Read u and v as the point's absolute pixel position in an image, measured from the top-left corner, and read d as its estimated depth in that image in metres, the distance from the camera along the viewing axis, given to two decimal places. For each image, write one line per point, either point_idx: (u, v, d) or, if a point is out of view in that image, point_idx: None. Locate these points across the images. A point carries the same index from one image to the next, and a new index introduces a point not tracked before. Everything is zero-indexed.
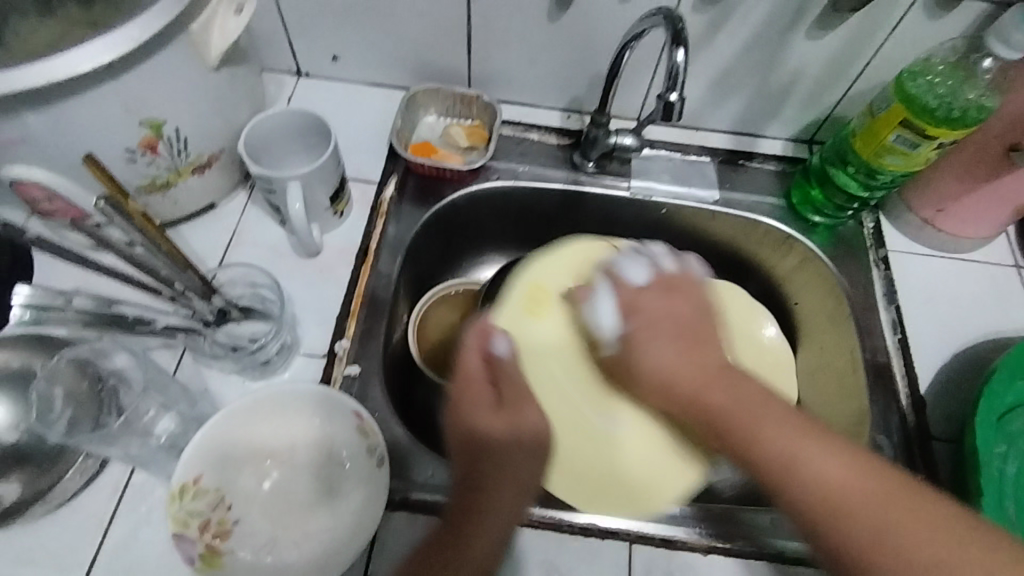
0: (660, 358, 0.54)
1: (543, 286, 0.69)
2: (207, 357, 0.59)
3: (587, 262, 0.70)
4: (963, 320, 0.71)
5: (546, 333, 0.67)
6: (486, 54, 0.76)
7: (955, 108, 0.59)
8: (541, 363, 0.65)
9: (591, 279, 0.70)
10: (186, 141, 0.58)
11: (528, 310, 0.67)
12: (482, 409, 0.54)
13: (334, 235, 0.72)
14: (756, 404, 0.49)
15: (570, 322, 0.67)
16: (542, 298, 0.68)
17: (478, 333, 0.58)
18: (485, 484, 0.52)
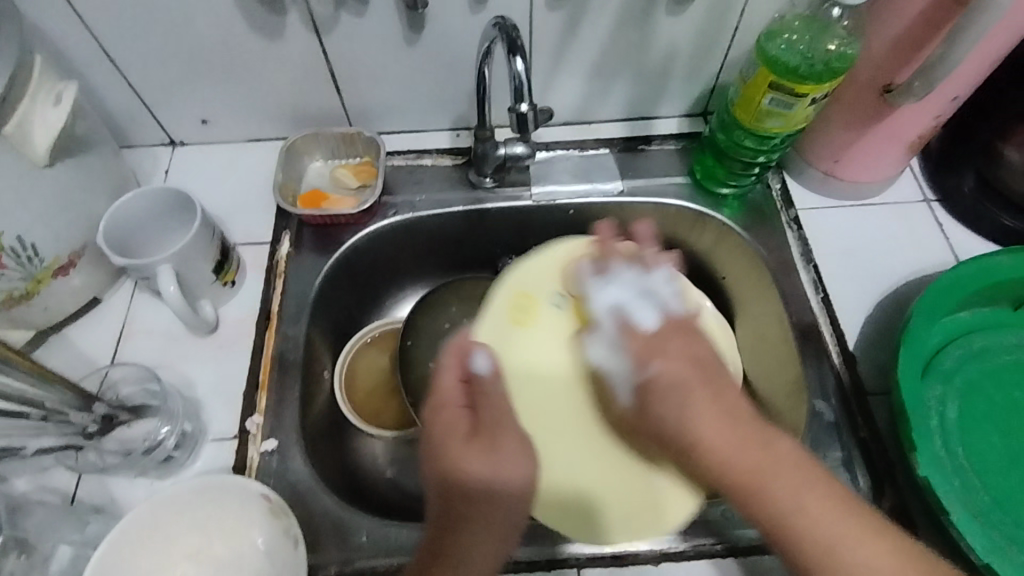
0: (703, 448, 0.46)
1: (531, 294, 0.62)
2: (100, 470, 0.57)
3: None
4: (883, 266, 0.69)
5: (557, 345, 0.60)
6: (357, 89, 0.73)
7: (818, 63, 0.58)
8: (538, 374, 0.59)
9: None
10: (34, 247, 0.55)
11: (516, 320, 0.61)
12: (456, 439, 0.47)
13: (231, 306, 0.68)
14: (798, 469, 0.44)
15: (557, 335, 0.60)
16: (532, 307, 0.62)
17: (454, 357, 0.52)
18: (460, 524, 0.47)
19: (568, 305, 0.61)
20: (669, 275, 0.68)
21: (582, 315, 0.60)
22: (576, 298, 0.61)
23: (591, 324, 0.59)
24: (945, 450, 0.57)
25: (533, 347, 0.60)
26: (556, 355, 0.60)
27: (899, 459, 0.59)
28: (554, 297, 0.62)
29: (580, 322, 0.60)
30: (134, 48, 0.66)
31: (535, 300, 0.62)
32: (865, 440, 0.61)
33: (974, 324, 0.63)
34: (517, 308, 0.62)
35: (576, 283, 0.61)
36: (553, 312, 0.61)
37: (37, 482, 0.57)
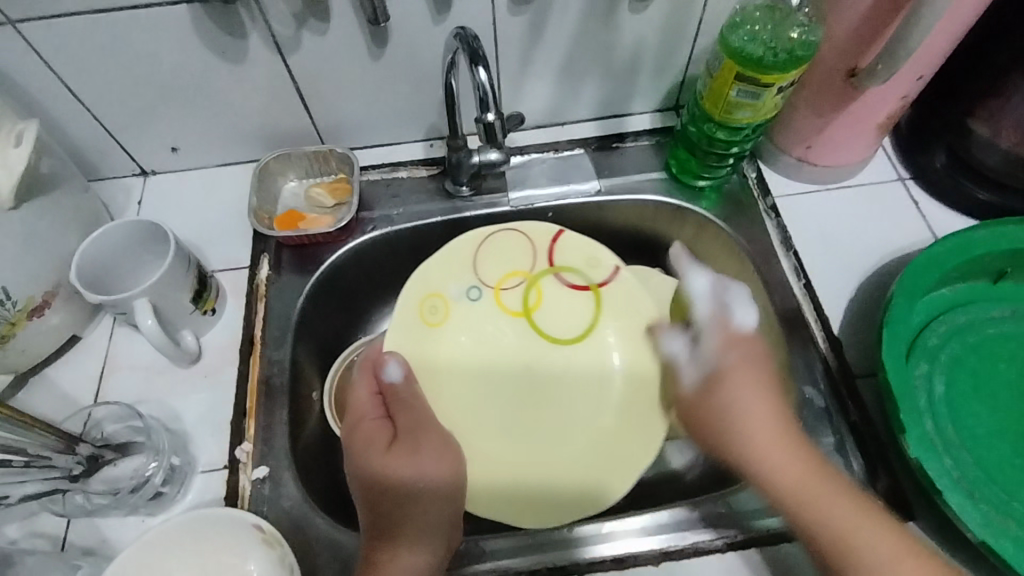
0: (761, 452, 0.55)
1: (438, 295, 0.72)
2: (88, 511, 0.56)
3: (512, 261, 0.73)
4: (863, 248, 0.70)
5: (451, 340, 0.71)
6: (326, 106, 0.72)
7: (781, 52, 0.58)
8: (469, 362, 0.71)
9: (519, 276, 0.74)
10: (5, 289, 0.55)
11: (425, 321, 0.71)
12: (378, 450, 0.57)
13: (213, 334, 0.68)
14: (835, 491, 0.51)
15: (484, 325, 0.72)
16: (440, 308, 0.72)
17: (367, 371, 0.63)
18: (393, 521, 0.54)
19: (483, 296, 0.73)
20: (592, 252, 0.73)
21: (507, 305, 0.73)
22: (500, 289, 0.73)
23: (522, 317, 0.73)
24: (933, 427, 0.57)
25: (450, 336, 0.72)
26: (481, 347, 0.71)
27: (890, 440, 0.59)
28: (471, 290, 0.73)
29: (507, 311, 0.73)
30: (96, 81, 0.65)
31: (446, 298, 0.72)
32: (855, 422, 0.61)
33: (956, 299, 0.63)
34: (423, 307, 0.71)
35: (489, 278, 0.73)
36: (470, 304, 0.73)
37: (26, 527, 0.56)
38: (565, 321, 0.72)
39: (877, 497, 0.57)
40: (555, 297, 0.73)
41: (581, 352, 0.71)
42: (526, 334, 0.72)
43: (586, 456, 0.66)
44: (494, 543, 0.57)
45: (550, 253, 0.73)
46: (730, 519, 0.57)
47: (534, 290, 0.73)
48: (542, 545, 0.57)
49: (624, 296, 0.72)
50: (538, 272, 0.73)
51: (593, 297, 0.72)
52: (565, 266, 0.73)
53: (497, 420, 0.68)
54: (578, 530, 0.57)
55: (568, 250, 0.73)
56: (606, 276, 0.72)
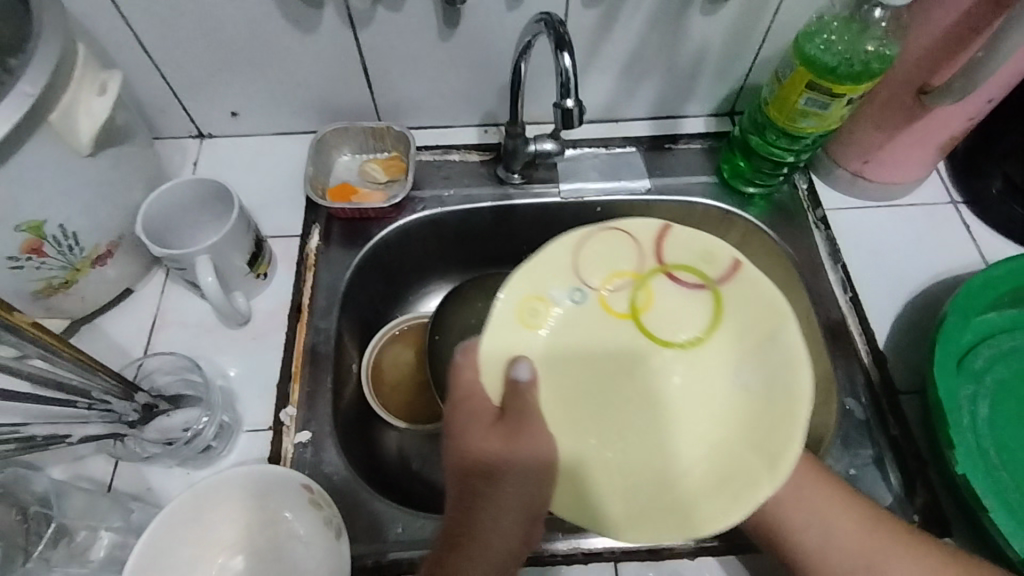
0: None
1: (541, 293, 0.49)
2: (139, 459, 0.58)
3: (617, 258, 0.50)
4: (909, 267, 0.70)
5: (540, 356, 0.48)
6: (388, 83, 0.73)
7: (856, 63, 0.58)
8: (556, 385, 0.47)
9: (627, 276, 0.50)
10: (75, 235, 0.56)
11: (523, 322, 0.48)
12: (479, 426, 0.44)
13: (263, 298, 0.68)
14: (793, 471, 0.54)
15: (582, 337, 0.49)
16: (542, 312, 0.48)
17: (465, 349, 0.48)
18: (483, 505, 0.44)
19: (589, 300, 0.49)
20: (712, 243, 0.51)
21: (610, 308, 0.49)
22: (606, 290, 0.50)
23: (628, 322, 0.49)
24: (979, 447, 0.58)
25: (538, 356, 0.48)
26: (573, 363, 0.48)
27: (930, 457, 0.60)
28: (572, 291, 0.49)
29: (607, 315, 0.49)
30: (170, 40, 0.66)
31: (546, 300, 0.49)
32: (896, 437, 0.61)
33: (1004, 325, 0.64)
34: (522, 309, 0.48)
35: (598, 277, 0.50)
36: (568, 312, 0.49)
37: (72, 471, 0.57)
38: (682, 327, 0.49)
39: (913, 511, 0.58)
40: (670, 298, 0.50)
41: (694, 369, 0.48)
42: (626, 344, 0.49)
43: (643, 504, 0.44)
44: None
45: (658, 247, 0.51)
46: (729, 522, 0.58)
47: (646, 288, 0.50)
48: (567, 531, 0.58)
49: (749, 294, 0.49)
50: (648, 271, 0.50)
51: (712, 300, 0.49)
52: (677, 263, 0.50)
53: (574, 494, 0.45)
54: None
55: (680, 242, 0.50)
56: (725, 274, 0.50)
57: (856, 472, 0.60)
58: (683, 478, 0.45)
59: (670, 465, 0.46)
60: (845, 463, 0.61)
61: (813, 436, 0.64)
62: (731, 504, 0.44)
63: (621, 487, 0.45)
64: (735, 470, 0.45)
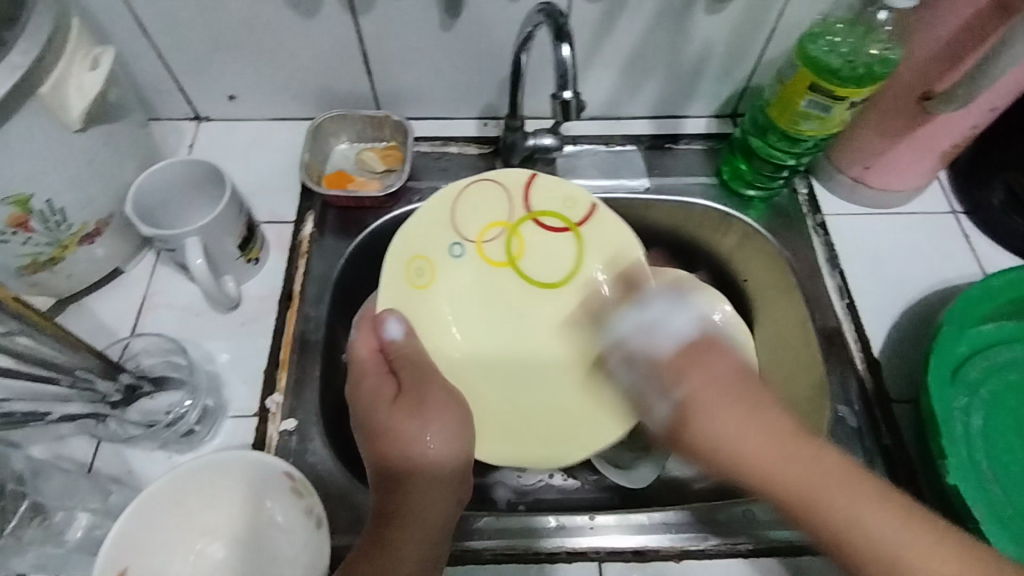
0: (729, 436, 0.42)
1: (426, 254, 0.63)
2: (121, 441, 0.57)
3: (491, 212, 0.64)
4: (908, 275, 0.70)
5: (440, 302, 0.63)
6: (388, 72, 0.72)
7: (859, 66, 0.58)
8: (462, 327, 0.64)
9: (499, 226, 0.65)
10: (63, 211, 0.55)
11: (413, 284, 0.62)
12: (382, 404, 0.51)
13: (252, 284, 0.68)
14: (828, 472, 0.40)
15: (476, 283, 0.65)
16: (429, 269, 0.63)
17: (367, 337, 0.56)
18: (406, 486, 0.49)
19: (467, 252, 0.64)
20: (570, 192, 0.64)
21: (490, 257, 0.65)
22: (483, 242, 0.64)
23: (507, 267, 0.65)
24: (972, 461, 0.58)
25: (439, 305, 0.63)
26: (472, 303, 0.64)
27: (922, 467, 0.59)
28: (451, 246, 0.64)
29: (491, 263, 0.65)
30: (168, 19, 0.65)
31: (433, 258, 0.63)
32: (888, 446, 0.61)
33: (1001, 336, 0.63)
34: (408, 271, 0.62)
35: (471, 231, 0.64)
36: (454, 263, 0.64)
37: (52, 451, 0.57)
38: (554, 266, 0.65)
39: None
40: (537, 241, 0.65)
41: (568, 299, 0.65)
42: (514, 285, 0.65)
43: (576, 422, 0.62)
44: (515, 523, 0.57)
45: (525, 197, 0.64)
46: (717, 525, 0.57)
47: (517, 238, 0.65)
48: (550, 529, 0.57)
49: (606, 231, 0.64)
50: (516, 220, 0.65)
51: (573, 237, 0.64)
52: (545, 212, 0.64)
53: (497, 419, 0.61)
54: (599, 519, 0.57)
55: (542, 196, 0.64)
56: (583, 215, 0.64)
57: None
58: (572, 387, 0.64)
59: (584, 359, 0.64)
60: None
61: None
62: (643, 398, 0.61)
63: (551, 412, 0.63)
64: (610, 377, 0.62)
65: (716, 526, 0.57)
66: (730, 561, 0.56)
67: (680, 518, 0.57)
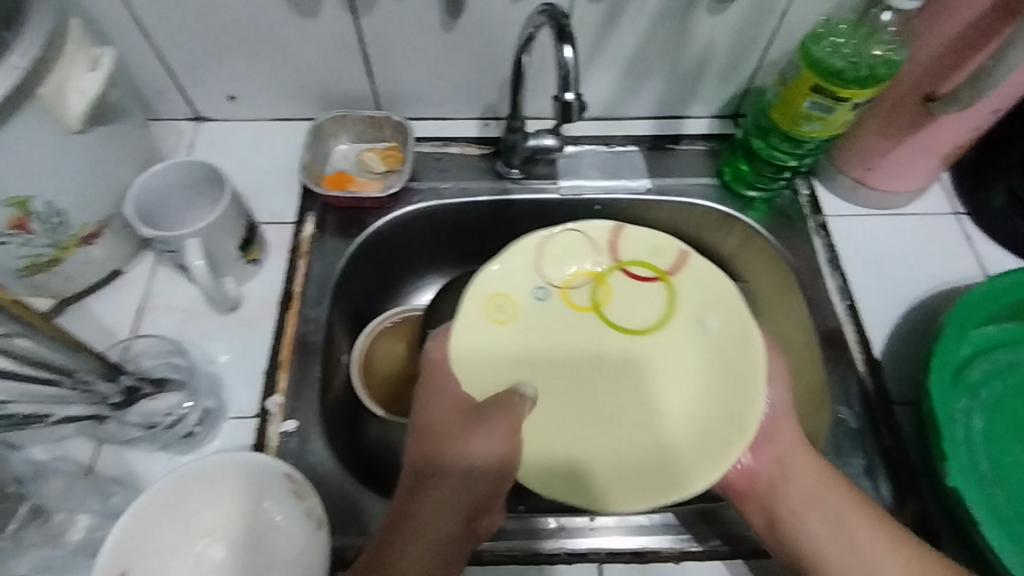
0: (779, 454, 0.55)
1: (507, 293, 0.58)
2: (120, 442, 0.57)
3: (580, 257, 0.61)
4: (909, 276, 0.69)
5: (513, 345, 0.57)
6: (389, 72, 0.72)
7: (862, 67, 0.58)
8: (531, 376, 0.56)
9: (587, 273, 0.61)
10: (63, 213, 0.55)
11: (492, 319, 0.57)
12: (440, 406, 0.52)
13: (253, 284, 0.68)
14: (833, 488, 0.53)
15: (555, 329, 0.58)
16: (508, 307, 0.58)
17: (441, 344, 0.57)
18: (430, 489, 0.49)
19: (551, 296, 0.59)
20: (661, 241, 0.61)
21: (574, 302, 0.60)
22: (569, 288, 0.60)
23: (590, 313, 0.59)
24: (972, 463, 0.58)
25: (513, 346, 0.57)
26: (549, 347, 0.58)
27: (922, 470, 0.59)
28: (536, 289, 0.59)
29: (574, 308, 0.59)
30: (168, 20, 0.65)
31: (515, 298, 0.59)
32: (888, 448, 0.60)
33: (1003, 338, 0.63)
34: (488, 307, 0.58)
35: (557, 275, 0.60)
36: (536, 306, 0.59)
37: (52, 452, 0.57)
38: (641, 316, 0.59)
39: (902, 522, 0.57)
40: (625, 289, 0.60)
41: (655, 351, 0.58)
42: (593, 332, 0.58)
43: (640, 475, 0.52)
44: (514, 525, 0.57)
45: (614, 246, 0.61)
46: (716, 527, 0.57)
47: (603, 284, 0.60)
48: (548, 529, 0.57)
49: (698, 279, 0.59)
50: (604, 269, 0.61)
51: (664, 289, 0.60)
52: (631, 260, 0.61)
53: (550, 465, 0.52)
54: (599, 520, 0.57)
55: (633, 241, 0.61)
56: (673, 264, 0.61)
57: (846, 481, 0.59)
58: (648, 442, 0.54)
59: (663, 416, 0.55)
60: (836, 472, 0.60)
61: None
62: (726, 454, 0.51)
63: (620, 466, 0.53)
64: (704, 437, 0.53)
65: (719, 527, 0.57)
66: (731, 562, 0.56)
67: (682, 520, 0.57)
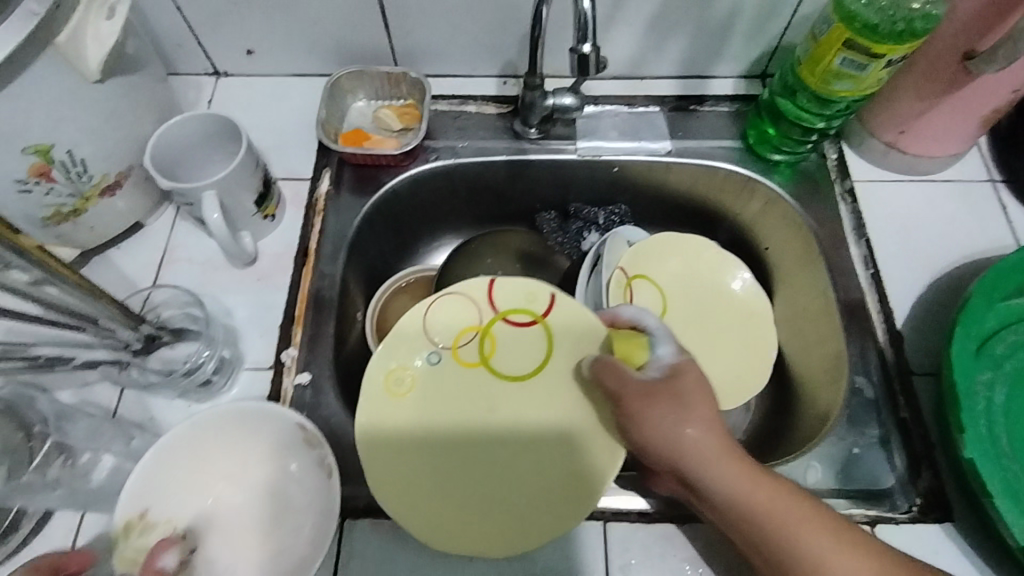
0: (708, 462, 0.48)
1: (405, 365, 0.60)
2: (142, 387, 0.58)
3: (461, 319, 0.62)
4: (938, 246, 0.67)
5: (417, 414, 0.58)
6: (406, 26, 0.71)
7: (899, 20, 0.55)
8: (441, 434, 0.58)
9: (471, 332, 0.62)
10: (83, 163, 0.56)
11: (392, 394, 0.58)
12: None
13: (270, 240, 0.68)
14: (772, 492, 0.48)
15: (452, 394, 0.60)
16: (406, 379, 0.59)
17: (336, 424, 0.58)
18: None
19: (445, 360, 0.61)
20: (531, 287, 0.63)
21: (464, 363, 0.61)
22: (457, 351, 0.61)
23: (479, 370, 0.61)
24: (991, 436, 0.56)
25: (417, 418, 0.58)
26: (442, 411, 0.59)
27: (939, 441, 0.58)
28: (427, 356, 0.61)
29: (464, 371, 0.61)
30: None
31: (410, 370, 0.60)
32: (904, 419, 0.60)
33: None
34: (386, 383, 0.59)
35: (446, 339, 0.62)
36: (431, 372, 0.60)
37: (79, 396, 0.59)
38: (521, 362, 0.61)
39: (915, 494, 0.56)
40: (507, 341, 0.62)
41: (538, 397, 0.60)
42: (486, 389, 0.60)
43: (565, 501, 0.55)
44: None
45: (490, 300, 0.63)
46: None
47: (484, 340, 0.62)
48: None
49: (571, 315, 0.61)
50: (486, 323, 0.62)
51: (541, 332, 0.62)
52: (506, 309, 0.63)
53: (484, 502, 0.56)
54: None
55: (506, 291, 0.63)
56: (547, 307, 0.62)
57: (858, 451, 0.59)
58: (555, 480, 0.56)
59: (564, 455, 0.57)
60: (848, 441, 0.59)
61: (821, 415, 0.64)
62: (615, 451, 0.56)
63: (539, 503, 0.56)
64: (582, 458, 0.57)
65: None
66: None
67: None
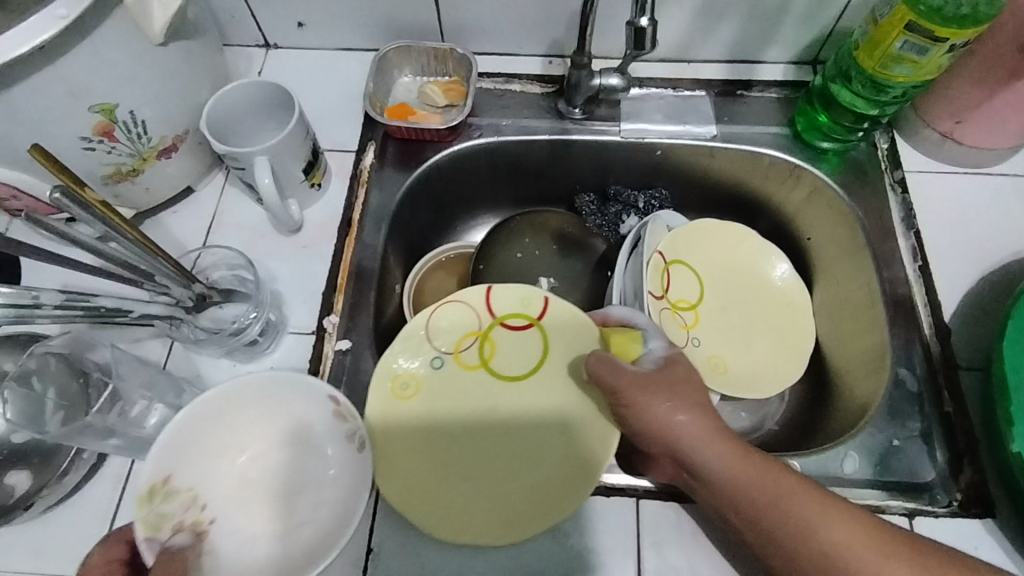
0: (703, 444, 0.49)
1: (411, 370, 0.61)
2: (191, 343, 0.60)
3: (461, 324, 0.63)
4: (989, 241, 0.65)
5: (425, 412, 0.60)
6: (456, 2, 0.71)
7: (965, 3, 0.53)
8: (447, 431, 0.60)
9: (471, 336, 0.63)
10: (144, 124, 0.57)
11: (401, 396, 0.59)
12: None
13: (315, 209, 0.69)
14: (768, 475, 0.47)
15: (456, 394, 0.61)
16: (412, 382, 0.60)
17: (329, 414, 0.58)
18: None
19: (448, 364, 0.62)
20: (526, 290, 0.64)
21: (467, 367, 0.62)
22: (459, 353, 0.63)
23: (481, 370, 0.62)
24: None
25: (425, 418, 0.59)
26: (444, 408, 0.60)
27: (984, 437, 0.57)
28: (431, 361, 0.62)
29: (468, 376, 0.62)
30: None
31: (415, 374, 0.61)
32: (948, 414, 0.58)
33: None
34: (393, 386, 0.59)
35: (448, 343, 0.63)
36: (437, 376, 0.61)
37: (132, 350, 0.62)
38: (520, 362, 0.63)
39: (956, 489, 0.55)
40: (507, 343, 0.63)
41: (535, 394, 0.61)
42: (487, 388, 0.62)
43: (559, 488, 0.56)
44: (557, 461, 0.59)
45: (488, 306, 0.64)
46: None
47: (485, 343, 0.63)
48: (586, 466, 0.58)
49: (567, 317, 0.62)
50: (486, 326, 0.64)
51: (538, 334, 0.63)
52: (504, 314, 0.64)
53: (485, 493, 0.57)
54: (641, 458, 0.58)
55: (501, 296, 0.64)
56: (543, 310, 0.63)
57: (898, 443, 0.58)
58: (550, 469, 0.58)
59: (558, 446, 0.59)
60: (888, 433, 0.58)
61: (861, 407, 0.63)
62: (609, 435, 0.57)
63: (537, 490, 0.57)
64: (576, 449, 0.58)
65: None
66: None
67: None
